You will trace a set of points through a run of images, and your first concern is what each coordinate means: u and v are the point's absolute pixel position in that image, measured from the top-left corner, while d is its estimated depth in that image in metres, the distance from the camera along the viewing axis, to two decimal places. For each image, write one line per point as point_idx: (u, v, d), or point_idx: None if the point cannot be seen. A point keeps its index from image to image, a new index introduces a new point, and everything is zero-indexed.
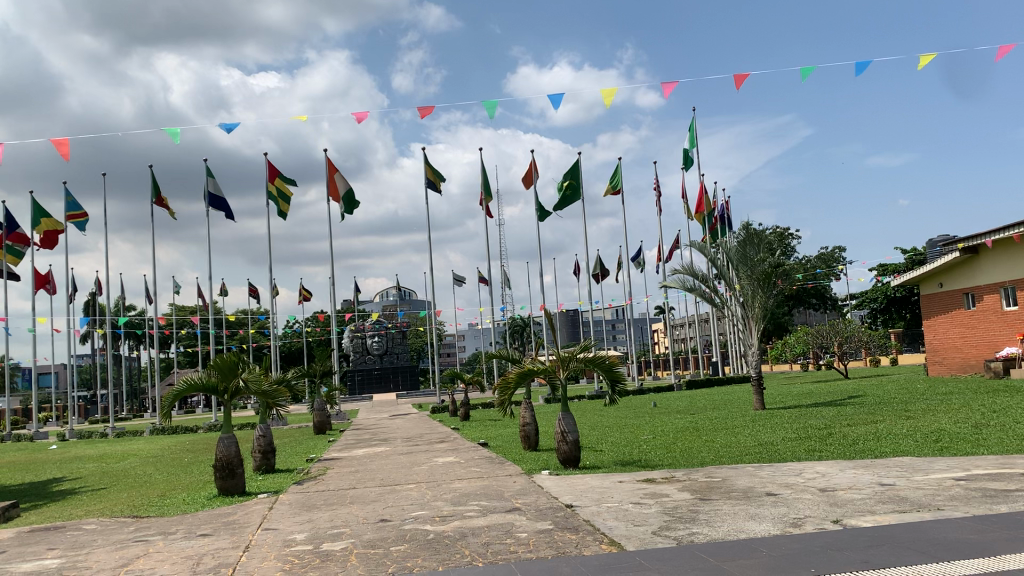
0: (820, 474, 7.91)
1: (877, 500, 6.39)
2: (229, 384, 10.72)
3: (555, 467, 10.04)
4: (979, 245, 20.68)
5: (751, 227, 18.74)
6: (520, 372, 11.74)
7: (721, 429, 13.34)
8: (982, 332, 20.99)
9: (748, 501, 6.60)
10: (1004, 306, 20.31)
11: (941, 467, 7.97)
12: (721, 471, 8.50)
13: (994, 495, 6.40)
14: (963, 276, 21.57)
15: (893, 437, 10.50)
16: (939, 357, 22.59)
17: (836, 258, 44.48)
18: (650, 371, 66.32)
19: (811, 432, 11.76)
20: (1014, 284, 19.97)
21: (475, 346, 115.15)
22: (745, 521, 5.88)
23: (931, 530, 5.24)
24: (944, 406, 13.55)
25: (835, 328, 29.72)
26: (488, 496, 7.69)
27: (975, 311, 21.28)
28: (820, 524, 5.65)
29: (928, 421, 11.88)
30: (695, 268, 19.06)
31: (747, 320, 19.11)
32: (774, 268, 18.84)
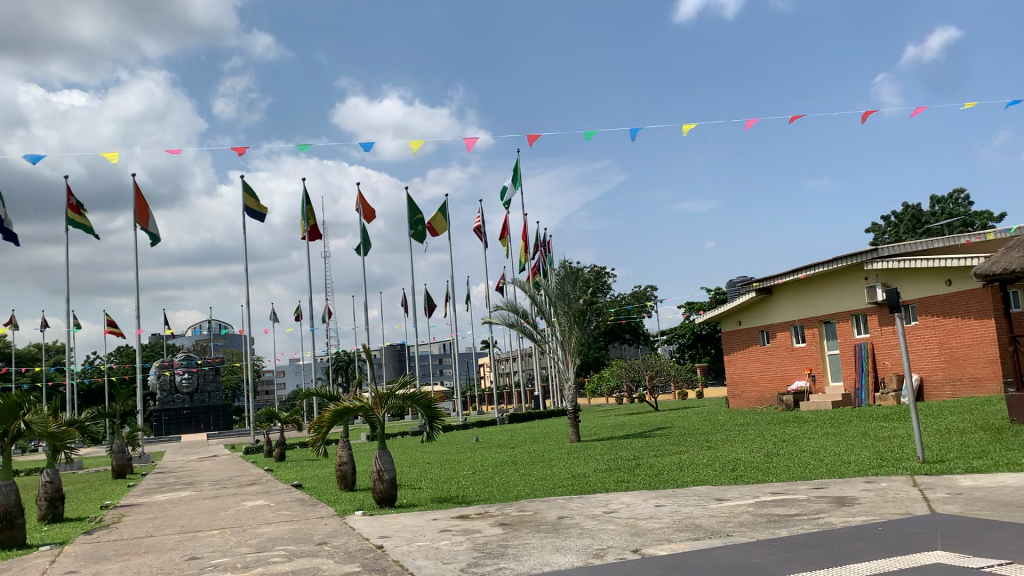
0: (624, 505, 8.21)
1: (674, 528, 6.71)
2: (9, 428, 9.77)
3: (370, 507, 9.85)
4: (772, 286, 22.51)
5: (569, 265, 19.41)
6: (336, 410, 11.40)
7: (537, 462, 13.62)
8: (774, 367, 22.81)
9: (556, 533, 6.75)
10: (793, 342, 22.21)
11: (734, 494, 8.52)
12: (534, 504, 8.66)
13: (776, 520, 6.92)
14: (758, 314, 23.42)
15: (694, 467, 11.10)
16: (738, 390, 24.34)
17: (648, 296, 46.85)
18: (475, 405, 67.08)
19: (621, 464, 12.22)
20: (801, 322, 21.88)
21: (295, 383, 111.84)
22: (551, 554, 6.00)
23: (717, 555, 5.55)
24: (741, 436, 14.52)
25: (646, 363, 31.25)
26: (296, 539, 7.45)
27: (769, 347, 23.09)
28: (621, 553, 5.86)
29: (726, 451, 12.65)
30: (516, 305, 19.53)
31: (563, 353, 19.66)
32: (589, 305, 19.60)
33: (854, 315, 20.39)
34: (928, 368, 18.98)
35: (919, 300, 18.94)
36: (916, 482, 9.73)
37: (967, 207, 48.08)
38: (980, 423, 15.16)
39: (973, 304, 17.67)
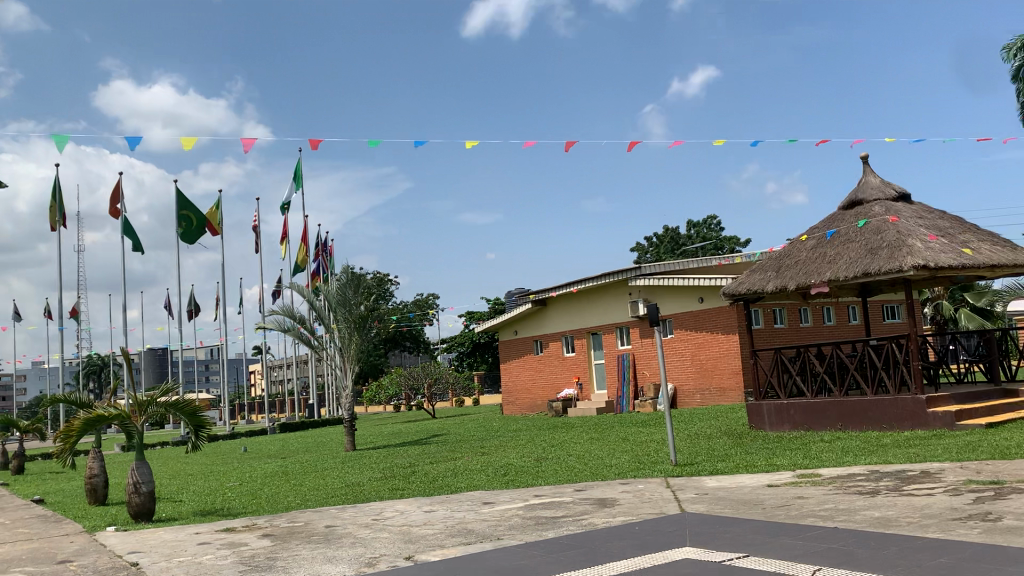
0: (398, 512, 8.20)
1: (446, 533, 6.79)
2: None
3: (122, 523, 9.12)
4: (548, 298, 23.40)
5: (351, 271, 19.14)
6: (86, 418, 10.44)
7: (309, 471, 13.27)
8: (546, 375, 23.79)
9: (327, 543, 6.61)
10: (564, 352, 23.29)
11: (504, 499, 8.77)
12: (305, 514, 8.42)
13: (543, 523, 7.20)
14: (533, 324, 24.37)
15: (467, 473, 11.30)
16: (511, 398, 25.19)
17: (429, 304, 47.25)
18: (244, 414, 64.28)
19: (395, 471, 12.18)
20: (572, 332, 23.01)
21: (38, 390, 101.58)
22: (321, 564, 5.87)
23: (490, 559, 5.68)
24: (513, 442, 14.98)
25: (425, 370, 31.49)
26: (35, 559, 6.76)
27: (542, 356, 24.10)
28: (393, 561, 5.85)
29: (499, 457, 13.00)
30: (293, 309, 18.97)
31: (342, 360, 19.32)
32: (370, 312, 19.44)
33: (618, 328, 21.71)
34: (682, 379, 20.57)
35: (676, 315, 20.52)
36: (669, 483, 10.51)
37: (719, 233, 52.78)
38: (725, 429, 16.64)
39: (722, 321, 19.40)
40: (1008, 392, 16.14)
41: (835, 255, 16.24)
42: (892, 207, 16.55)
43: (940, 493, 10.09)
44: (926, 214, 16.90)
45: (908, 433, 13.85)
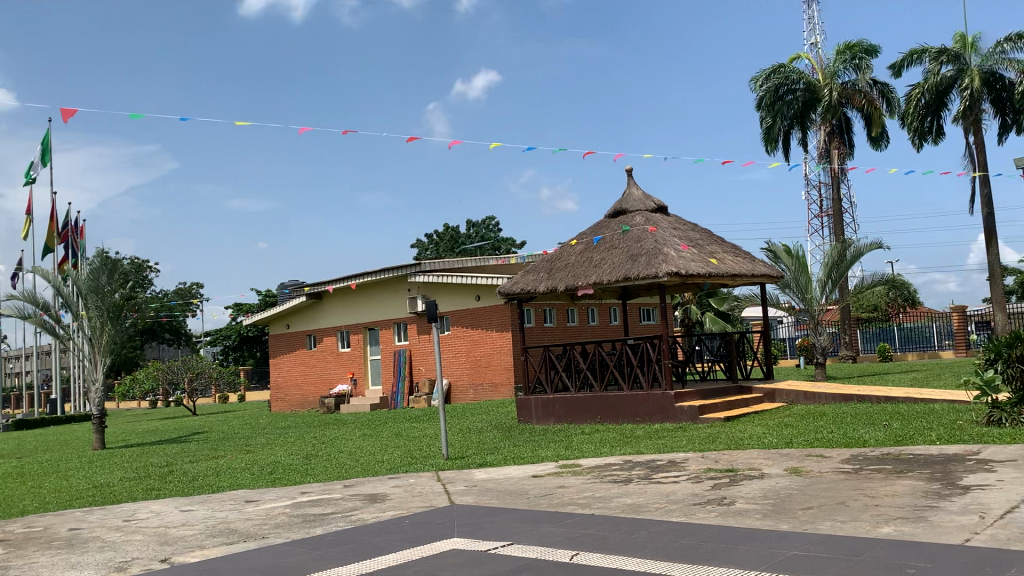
0: (153, 514, 7.70)
1: (207, 534, 6.48)
2: None
3: None
4: (323, 292, 23.46)
5: (106, 254, 17.70)
6: None
7: (49, 473, 12.12)
8: (319, 370, 23.93)
9: (71, 549, 6.08)
10: (338, 347, 23.48)
11: (270, 497, 8.50)
12: (44, 519, 7.69)
13: (311, 520, 7.07)
14: (307, 319, 24.45)
15: (231, 471, 10.85)
16: (281, 393, 25.06)
17: (193, 295, 44.82)
18: None
19: (151, 471, 11.43)
20: (347, 327, 23.19)
21: None
22: (63, 571, 5.39)
23: (255, 558, 5.49)
24: (281, 439, 14.54)
25: (186, 364, 29.82)
26: None
27: (315, 351, 24.21)
28: (147, 564, 5.49)
29: (265, 454, 12.58)
30: (36, 295, 17.24)
31: (90, 352, 17.81)
32: (126, 300, 18.06)
33: (396, 323, 21.96)
34: (456, 374, 21.00)
35: (452, 312, 20.92)
36: (439, 477, 10.68)
37: (495, 234, 54.28)
38: (494, 423, 17.16)
39: (496, 319, 20.00)
40: (743, 389, 17.92)
41: (600, 260, 17.24)
42: (652, 218, 17.83)
43: (684, 481, 11.04)
44: (680, 227, 18.37)
45: (658, 425, 15.00)
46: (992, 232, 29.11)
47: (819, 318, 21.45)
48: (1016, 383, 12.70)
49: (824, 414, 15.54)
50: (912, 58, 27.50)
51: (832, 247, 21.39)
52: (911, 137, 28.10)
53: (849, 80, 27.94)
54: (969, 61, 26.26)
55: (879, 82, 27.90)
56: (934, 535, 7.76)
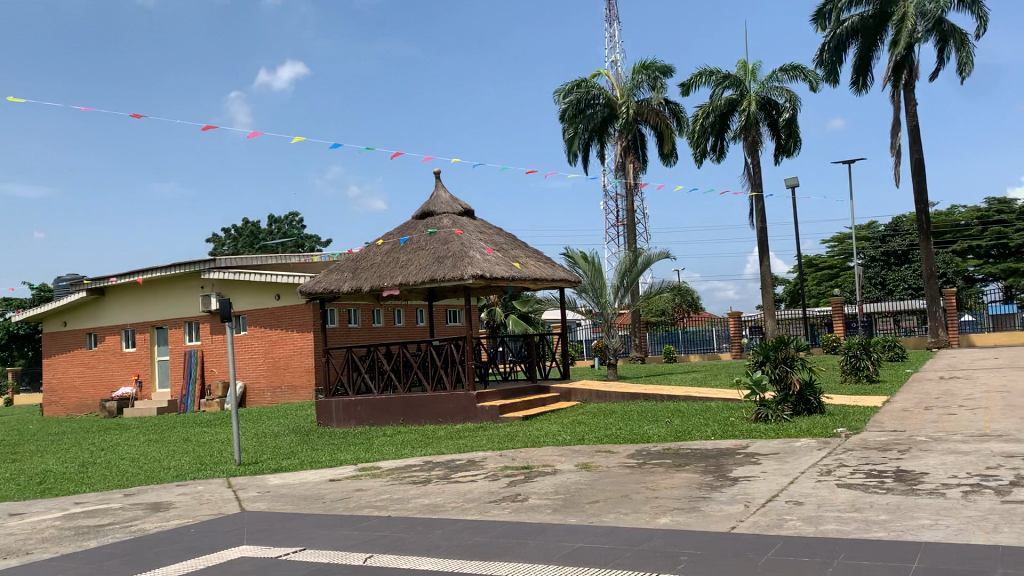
0: None
1: None
2: None
3: None
4: (106, 287, 21.93)
5: None
6: None
7: None
8: (99, 372, 22.33)
9: None
10: (122, 346, 21.97)
11: (39, 509, 7.82)
12: None
13: (84, 533, 6.58)
14: (86, 317, 22.71)
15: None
16: (55, 397, 23.11)
17: None
18: None
19: None
20: (132, 326, 21.78)
21: None
22: None
23: None
24: (54, 447, 13.41)
25: None
26: None
27: (96, 351, 22.56)
28: None
29: (34, 463, 11.55)
30: None
31: None
32: None
33: (187, 323, 20.86)
34: (253, 376, 20.29)
35: (249, 312, 20.16)
36: (230, 483, 10.26)
37: (299, 231, 52.82)
38: (292, 427, 16.72)
39: (296, 318, 19.49)
40: (541, 389, 18.55)
41: (406, 260, 17.25)
42: (458, 221, 18.08)
43: (481, 480, 11.27)
44: (485, 230, 18.76)
45: (459, 425, 15.22)
46: (765, 244, 31.93)
47: (612, 321, 22.59)
48: (779, 382, 14.01)
49: (615, 412, 16.43)
50: (698, 81, 29.67)
51: (626, 255, 22.62)
52: (696, 151, 29.95)
53: (644, 98, 29.65)
54: (748, 86, 28.77)
55: (670, 102, 29.81)
56: (706, 524, 8.42)
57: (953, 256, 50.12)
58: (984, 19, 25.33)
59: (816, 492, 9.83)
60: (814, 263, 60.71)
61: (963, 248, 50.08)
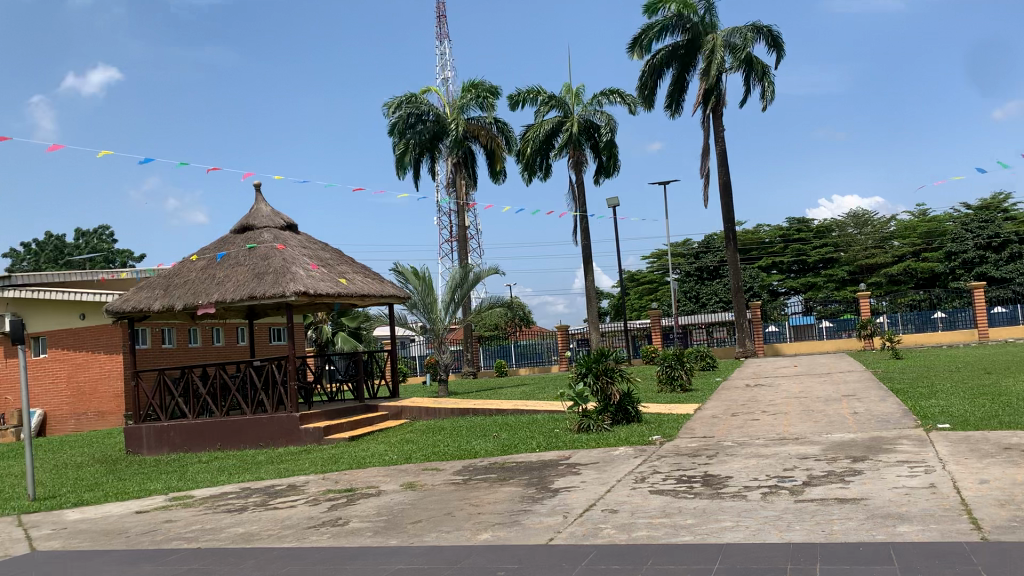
0: None
1: None
2: None
3: None
4: None
5: None
6: None
7: None
8: None
9: None
10: None
11: None
12: None
13: None
14: None
15: None
16: None
17: None
18: None
19: None
20: None
21: None
22: None
23: None
24: None
25: None
26: None
27: None
28: None
29: None
30: None
31: None
32: None
33: None
34: (53, 403, 18.72)
35: (50, 333, 18.62)
36: (19, 522, 9.35)
37: (109, 245, 49.46)
38: (97, 456, 15.51)
39: (103, 339, 18.16)
40: (368, 408, 18.20)
41: (224, 277, 16.45)
42: (280, 235, 17.47)
43: (301, 504, 10.87)
44: (310, 245, 18.25)
45: (282, 449, 14.65)
46: (590, 260, 33.01)
47: (442, 337, 22.54)
48: (600, 393, 14.44)
49: (444, 428, 16.40)
50: (524, 100, 30.34)
51: (455, 270, 22.68)
52: (522, 170, 30.71)
53: (474, 117, 29.96)
54: (572, 108, 29.73)
55: (498, 121, 30.27)
56: (525, 537, 8.50)
57: (759, 271, 54.04)
58: (779, 50, 27.28)
59: (632, 499, 10.17)
60: (636, 278, 63.46)
61: (768, 264, 54.24)
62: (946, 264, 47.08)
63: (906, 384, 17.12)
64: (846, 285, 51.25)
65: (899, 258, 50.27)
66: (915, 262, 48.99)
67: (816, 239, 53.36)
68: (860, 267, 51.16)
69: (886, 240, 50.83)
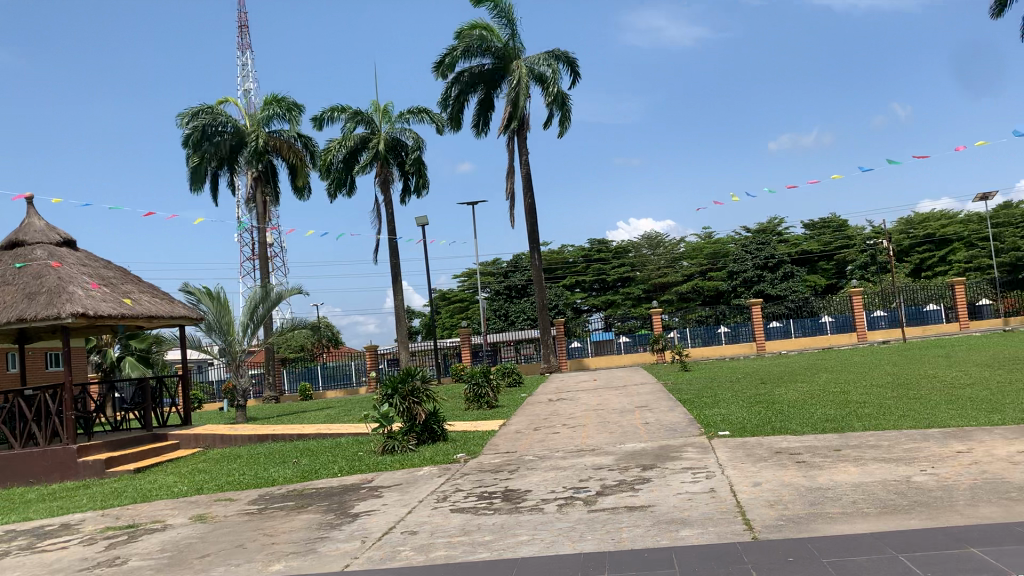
0: None
1: None
2: None
3: None
4: None
5: None
6: None
7: None
8: None
9: None
10: None
11: None
12: None
13: None
14: None
15: None
16: None
17: None
18: None
19: None
20: None
21: None
22: None
23: None
24: None
25: None
26: None
27: None
28: None
29: None
30: None
31: None
32: None
33: None
34: None
35: None
36: None
37: None
38: None
39: None
40: (157, 437, 17.01)
41: None
42: (55, 252, 16.05)
43: (74, 545, 9.94)
44: (91, 263, 16.91)
45: (55, 485, 13.35)
46: (397, 279, 32.77)
47: (241, 360, 21.46)
48: (405, 413, 14.27)
49: (241, 456, 15.61)
50: (330, 117, 29.77)
51: (255, 289, 21.78)
52: (328, 184, 29.97)
53: (278, 130, 29.01)
54: (379, 126, 29.54)
55: (303, 136, 29.47)
56: (320, 565, 8.21)
57: (563, 289, 55.78)
58: (575, 71, 28.37)
59: (432, 519, 10.09)
60: (446, 297, 63.89)
61: (572, 283, 56.09)
62: (729, 283, 50.84)
63: (693, 394, 18.22)
64: (641, 302, 54.28)
65: (688, 277, 53.85)
66: (702, 281, 52.74)
67: (615, 259, 55.95)
68: (654, 286, 54.25)
69: (676, 259, 54.56)
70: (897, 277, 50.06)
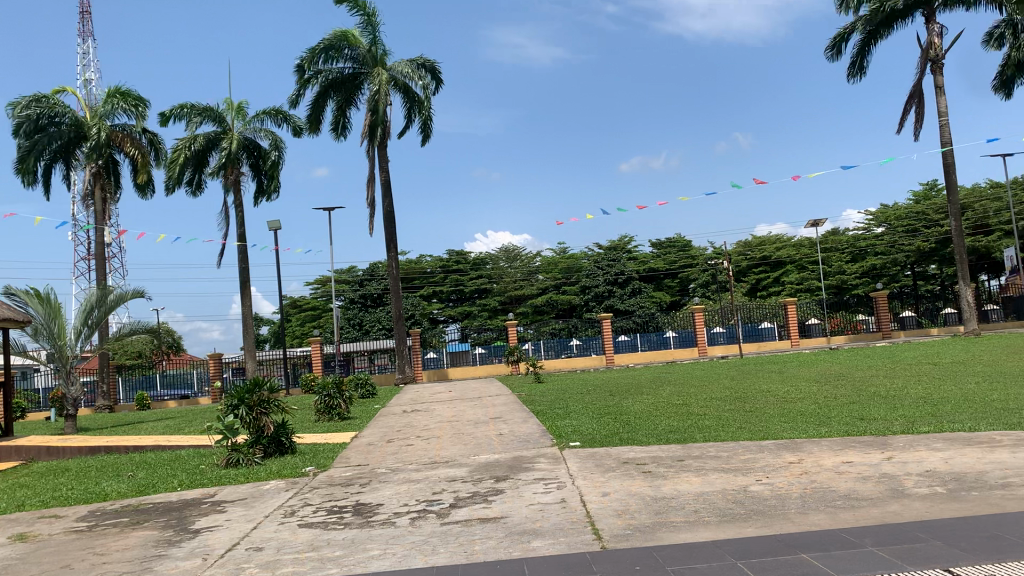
0: None
1: None
2: None
3: None
4: None
5: None
6: None
7: None
8: None
9: None
10: None
11: None
12: None
13: None
14: None
15: None
16: None
17: None
18: None
19: None
20: None
21: None
22: None
23: None
24: None
25: None
26: None
27: None
28: None
29: None
30: None
31: None
32: None
33: None
34: None
35: None
36: None
37: None
38: None
39: None
40: None
41: None
42: None
43: None
44: None
45: None
46: (246, 285, 31.59)
47: (71, 367, 20.02)
48: (252, 424, 13.74)
49: (68, 469, 14.55)
50: (178, 113, 28.41)
51: (91, 291, 20.42)
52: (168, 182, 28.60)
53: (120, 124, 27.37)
54: (231, 124, 28.51)
55: (147, 131, 27.96)
56: None
57: (420, 300, 55.05)
58: (437, 77, 28.40)
59: (279, 535, 9.74)
60: (298, 304, 62.20)
61: (430, 293, 55.45)
62: (582, 297, 52.12)
63: (546, 405, 18.52)
64: (497, 314, 54.81)
65: (542, 290, 54.93)
66: (556, 294, 54.01)
67: (472, 270, 56.08)
68: (510, 297, 55.04)
69: (532, 272, 55.62)
70: (735, 296, 52.93)
